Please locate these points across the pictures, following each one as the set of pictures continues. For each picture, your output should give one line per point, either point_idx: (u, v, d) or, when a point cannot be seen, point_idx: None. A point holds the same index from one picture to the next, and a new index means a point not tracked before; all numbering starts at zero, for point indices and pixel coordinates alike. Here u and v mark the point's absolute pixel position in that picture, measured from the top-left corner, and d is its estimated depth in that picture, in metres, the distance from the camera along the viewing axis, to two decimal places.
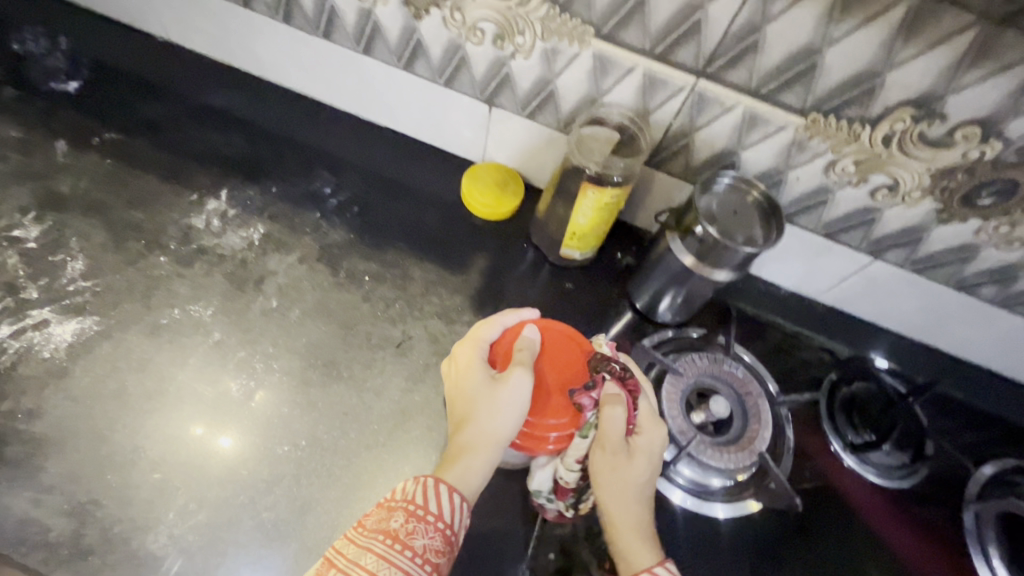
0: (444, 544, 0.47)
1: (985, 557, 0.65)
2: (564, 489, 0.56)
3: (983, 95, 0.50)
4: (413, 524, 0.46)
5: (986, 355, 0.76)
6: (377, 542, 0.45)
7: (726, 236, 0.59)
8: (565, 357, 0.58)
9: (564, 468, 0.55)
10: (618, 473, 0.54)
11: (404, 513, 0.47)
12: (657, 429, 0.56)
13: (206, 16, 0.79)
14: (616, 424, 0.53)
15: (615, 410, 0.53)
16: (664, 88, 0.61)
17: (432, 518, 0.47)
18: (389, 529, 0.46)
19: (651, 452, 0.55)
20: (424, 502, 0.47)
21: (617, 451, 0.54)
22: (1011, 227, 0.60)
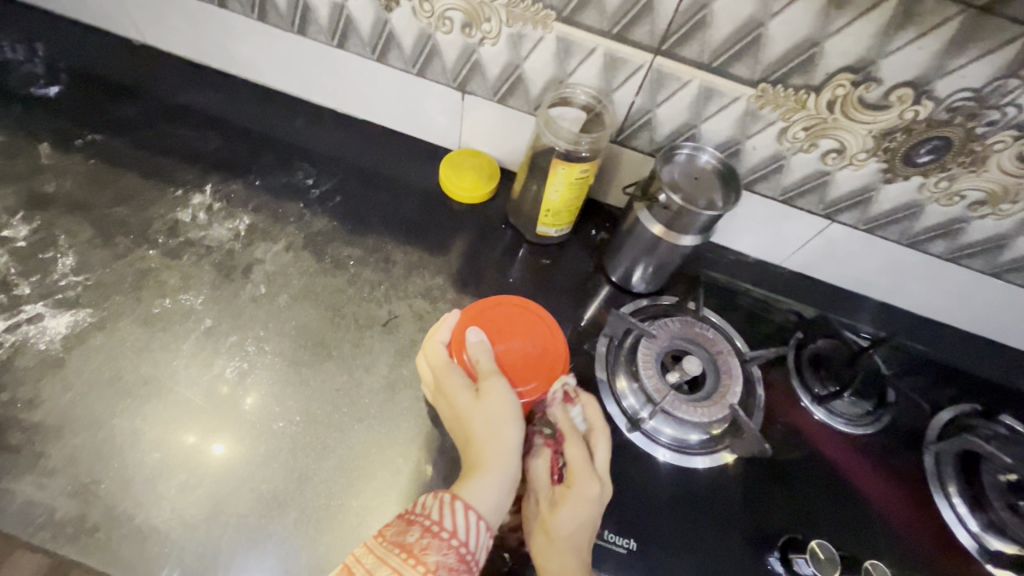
0: (458, 561, 0.47)
1: (946, 497, 0.69)
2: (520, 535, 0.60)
3: (912, 57, 0.55)
4: (428, 539, 0.47)
5: (940, 309, 0.81)
6: (392, 554, 0.46)
7: (689, 202, 0.63)
8: (527, 340, 0.62)
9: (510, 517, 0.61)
10: (543, 521, 0.56)
11: (420, 528, 0.48)
12: (586, 484, 0.54)
13: (182, 17, 0.81)
14: (540, 472, 0.59)
15: (534, 461, 0.60)
16: (625, 67, 0.65)
17: (445, 534, 0.48)
18: (405, 543, 0.47)
19: (575, 507, 0.53)
20: (439, 518, 0.49)
21: (546, 498, 0.58)
22: (950, 182, 0.64)
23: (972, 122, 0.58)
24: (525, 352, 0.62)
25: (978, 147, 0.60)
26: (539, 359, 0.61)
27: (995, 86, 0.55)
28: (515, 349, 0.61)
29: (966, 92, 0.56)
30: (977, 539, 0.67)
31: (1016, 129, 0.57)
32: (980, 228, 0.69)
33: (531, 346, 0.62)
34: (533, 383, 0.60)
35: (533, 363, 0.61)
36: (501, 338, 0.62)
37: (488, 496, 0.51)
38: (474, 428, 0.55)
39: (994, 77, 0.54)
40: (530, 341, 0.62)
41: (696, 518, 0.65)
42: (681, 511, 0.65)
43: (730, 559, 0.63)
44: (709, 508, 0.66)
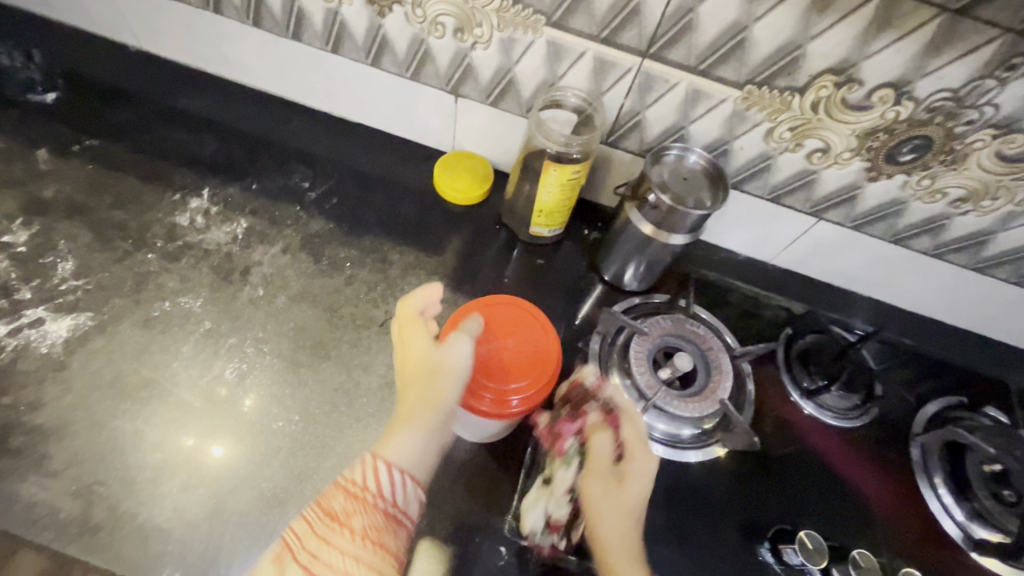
0: (385, 519, 0.47)
1: (932, 488, 0.71)
2: (558, 524, 0.58)
3: (892, 59, 0.56)
4: (353, 504, 0.47)
5: (926, 304, 0.83)
6: (320, 522, 0.46)
7: (678, 201, 0.64)
8: (524, 338, 0.63)
9: (553, 504, 0.58)
10: (610, 499, 0.56)
11: (345, 494, 0.48)
12: (648, 458, 0.58)
13: (177, 23, 0.82)
14: (602, 452, 0.57)
15: (596, 437, 0.58)
16: (614, 70, 0.67)
17: (370, 496, 0.48)
18: (331, 509, 0.47)
19: (645, 481, 0.57)
20: (362, 481, 0.48)
21: (605, 476, 0.57)
22: (932, 180, 0.66)
23: (951, 121, 0.60)
24: (519, 348, 0.62)
25: (958, 145, 0.62)
26: (534, 358, 0.61)
27: (973, 87, 0.56)
28: (511, 343, 0.62)
29: (945, 93, 0.57)
30: (963, 528, 0.68)
31: (994, 127, 0.59)
32: (962, 225, 0.70)
33: (527, 344, 0.62)
34: (525, 378, 0.60)
35: (527, 360, 0.61)
36: (495, 330, 0.63)
37: (411, 453, 0.51)
38: (414, 377, 0.55)
39: (972, 78, 0.56)
40: (525, 338, 0.63)
41: (688, 510, 0.66)
42: (673, 504, 0.66)
43: (722, 550, 0.65)
44: (700, 501, 0.67)
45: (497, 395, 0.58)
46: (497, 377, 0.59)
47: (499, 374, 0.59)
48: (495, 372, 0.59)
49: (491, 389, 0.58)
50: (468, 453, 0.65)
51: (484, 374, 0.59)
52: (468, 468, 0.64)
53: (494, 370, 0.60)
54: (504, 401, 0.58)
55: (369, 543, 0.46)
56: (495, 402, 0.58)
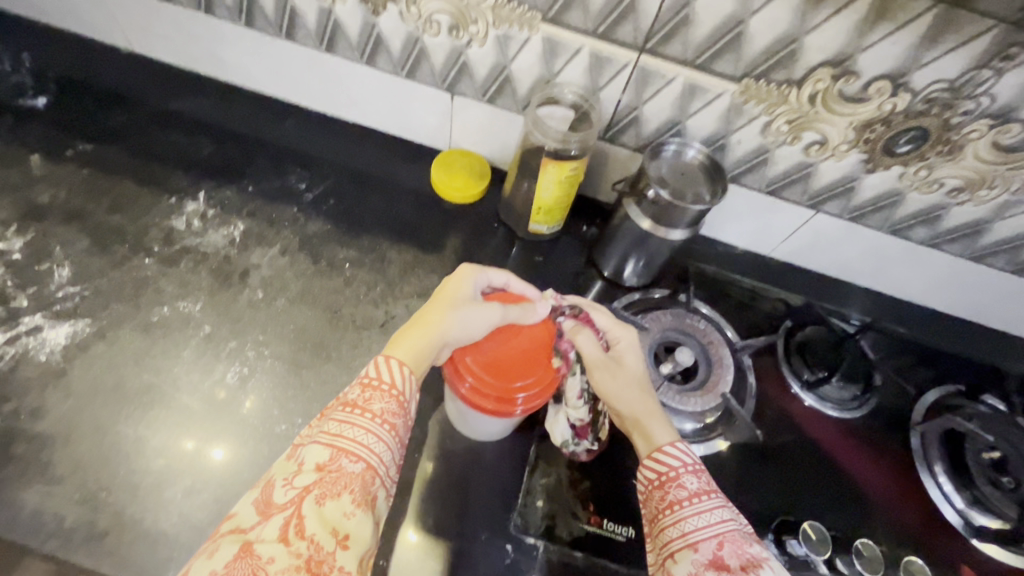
0: (400, 407, 0.49)
1: (932, 476, 0.71)
2: (583, 428, 0.63)
3: (888, 51, 0.56)
4: (370, 393, 0.48)
5: (923, 294, 0.83)
6: (337, 411, 0.47)
7: (677, 197, 0.64)
8: (538, 335, 0.62)
9: (574, 410, 0.62)
10: (615, 377, 0.60)
11: (360, 386, 0.49)
12: (631, 333, 0.63)
13: (169, 24, 0.81)
14: (589, 345, 0.62)
15: (582, 335, 0.62)
16: (610, 66, 0.67)
17: (386, 386, 0.49)
18: (348, 399, 0.48)
19: (638, 354, 0.62)
20: (378, 374, 0.50)
21: (604, 363, 0.61)
22: (929, 170, 0.66)
23: (948, 112, 0.60)
24: (531, 347, 0.61)
25: (954, 136, 0.62)
26: (544, 358, 0.61)
27: (969, 77, 0.56)
28: (525, 339, 0.61)
29: (941, 84, 0.57)
30: (963, 515, 0.69)
31: (991, 117, 0.59)
32: (959, 215, 0.70)
33: (540, 342, 0.61)
34: (532, 379, 0.59)
35: (535, 361, 0.60)
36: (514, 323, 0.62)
37: (417, 358, 0.53)
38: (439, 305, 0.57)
39: (968, 69, 0.56)
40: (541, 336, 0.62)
41: None
42: None
43: None
44: None
45: (500, 394, 0.58)
46: (504, 375, 0.59)
47: (507, 372, 0.59)
48: (502, 369, 0.59)
49: (497, 387, 0.58)
50: (471, 452, 0.65)
51: (492, 370, 0.59)
52: (471, 468, 0.64)
53: (502, 368, 0.59)
54: (505, 402, 0.58)
55: (388, 426, 0.47)
56: (498, 400, 0.58)
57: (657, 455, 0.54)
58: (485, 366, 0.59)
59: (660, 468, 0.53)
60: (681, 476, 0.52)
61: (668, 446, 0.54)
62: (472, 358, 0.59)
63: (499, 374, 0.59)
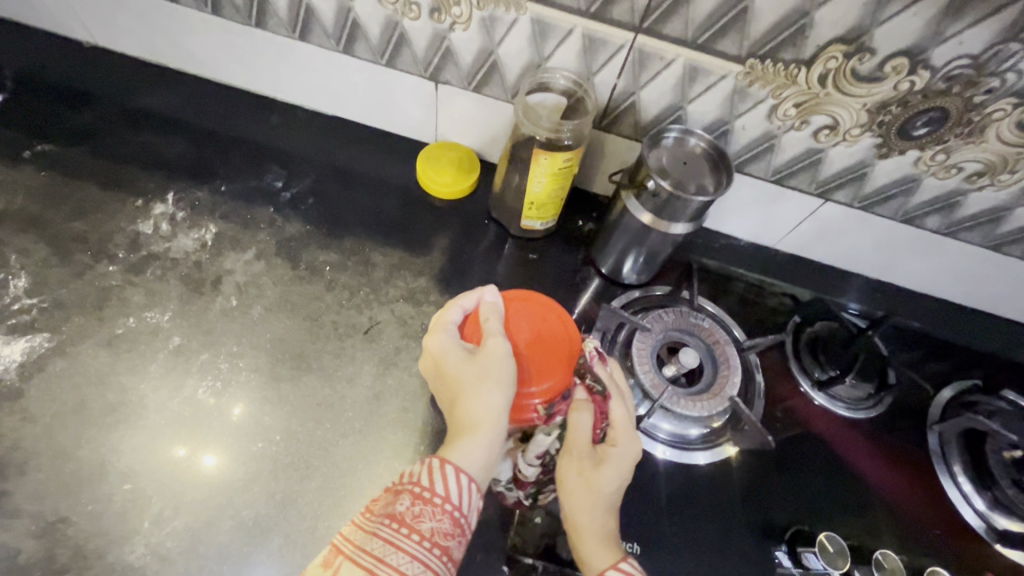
0: (453, 526, 0.44)
1: (951, 476, 0.68)
2: (524, 481, 0.56)
3: (906, 24, 0.52)
4: (420, 507, 0.44)
5: (937, 285, 0.79)
6: (383, 525, 0.43)
7: (679, 187, 0.60)
8: (530, 316, 0.57)
9: (524, 463, 0.54)
10: (582, 480, 0.53)
11: (411, 496, 0.44)
12: (628, 443, 0.54)
13: (130, 14, 0.75)
14: (582, 430, 0.54)
15: (580, 416, 0.54)
16: (605, 48, 0.62)
17: (438, 501, 0.44)
18: (395, 513, 0.43)
19: (622, 469, 0.53)
20: (430, 484, 0.44)
21: (582, 457, 0.54)
22: (947, 155, 0.62)
23: (970, 90, 0.55)
24: (531, 329, 0.56)
25: (976, 116, 0.57)
26: (551, 330, 0.56)
27: (994, 52, 0.52)
28: (522, 328, 0.56)
29: (963, 60, 0.53)
30: (983, 517, 0.65)
31: (1016, 96, 0.55)
32: (977, 201, 0.66)
33: (539, 320, 0.57)
34: (554, 365, 0.54)
35: (546, 337, 0.56)
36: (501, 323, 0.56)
37: (478, 456, 0.46)
38: (457, 385, 0.51)
39: (993, 42, 0.51)
40: (535, 315, 0.57)
41: (698, 513, 0.63)
42: (681, 509, 0.63)
43: (738, 556, 0.61)
44: (709, 502, 0.64)
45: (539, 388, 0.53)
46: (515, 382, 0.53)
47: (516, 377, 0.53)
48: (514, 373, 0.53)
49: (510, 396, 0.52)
50: None
51: None
52: None
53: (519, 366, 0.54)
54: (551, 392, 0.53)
55: (438, 549, 0.43)
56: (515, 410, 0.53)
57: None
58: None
59: None
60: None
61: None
62: None
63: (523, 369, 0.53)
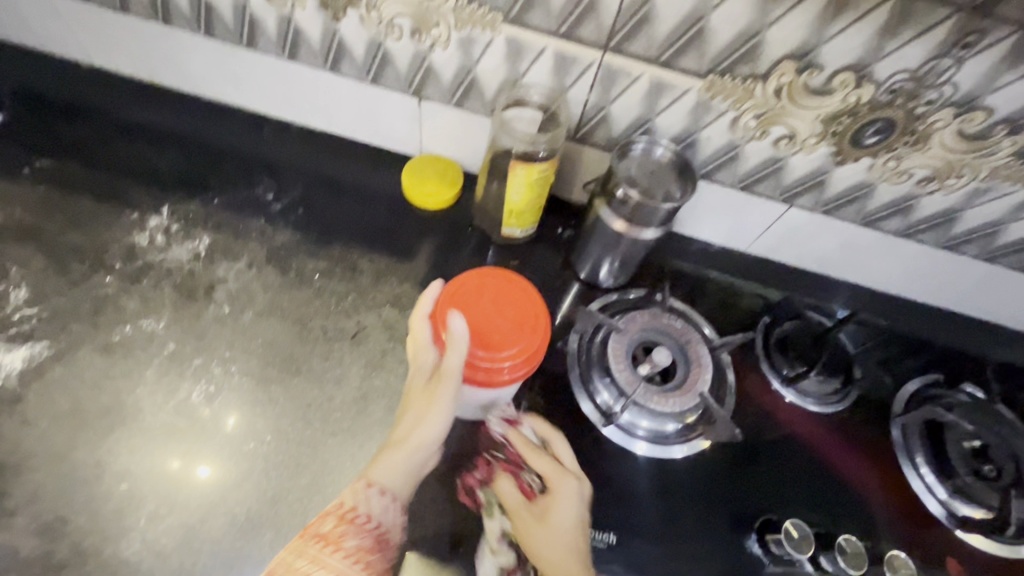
0: (374, 542, 0.53)
1: (914, 467, 0.71)
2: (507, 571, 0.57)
3: (849, 42, 0.56)
4: (344, 527, 0.53)
5: (900, 284, 0.83)
6: (310, 545, 0.52)
7: (648, 196, 0.63)
8: (492, 291, 0.61)
9: (491, 555, 0.58)
10: (542, 530, 0.57)
11: (336, 518, 0.53)
12: (562, 482, 0.59)
13: (126, 35, 0.79)
14: (512, 492, 0.60)
15: (505, 480, 0.60)
16: (576, 65, 0.66)
17: (361, 520, 0.53)
18: (322, 532, 0.52)
19: (572, 498, 0.59)
20: (353, 506, 0.54)
21: (534, 514, 0.58)
22: (898, 161, 0.66)
23: (912, 102, 0.60)
24: (496, 301, 0.60)
25: (920, 126, 0.62)
26: (514, 295, 0.61)
27: (931, 66, 0.56)
28: (487, 304, 0.60)
29: (904, 74, 0.57)
30: (946, 506, 0.68)
31: (954, 106, 0.59)
32: (930, 204, 0.70)
33: (501, 292, 0.61)
34: (522, 324, 0.59)
35: (516, 303, 0.61)
36: (466, 309, 0.59)
37: (394, 477, 0.56)
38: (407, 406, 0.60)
39: (930, 57, 0.55)
40: (496, 290, 0.61)
41: (672, 505, 0.66)
42: (656, 501, 0.66)
43: (712, 545, 0.64)
44: (683, 495, 0.66)
45: (528, 338, 0.59)
46: (488, 348, 0.57)
47: (487, 345, 0.57)
48: (487, 341, 0.58)
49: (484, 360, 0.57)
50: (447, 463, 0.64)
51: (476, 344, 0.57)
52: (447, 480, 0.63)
53: (503, 330, 0.58)
54: (541, 336, 0.59)
55: (360, 563, 0.52)
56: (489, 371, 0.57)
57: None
58: (492, 346, 0.57)
59: None
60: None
61: None
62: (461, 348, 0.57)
63: (506, 331, 0.58)
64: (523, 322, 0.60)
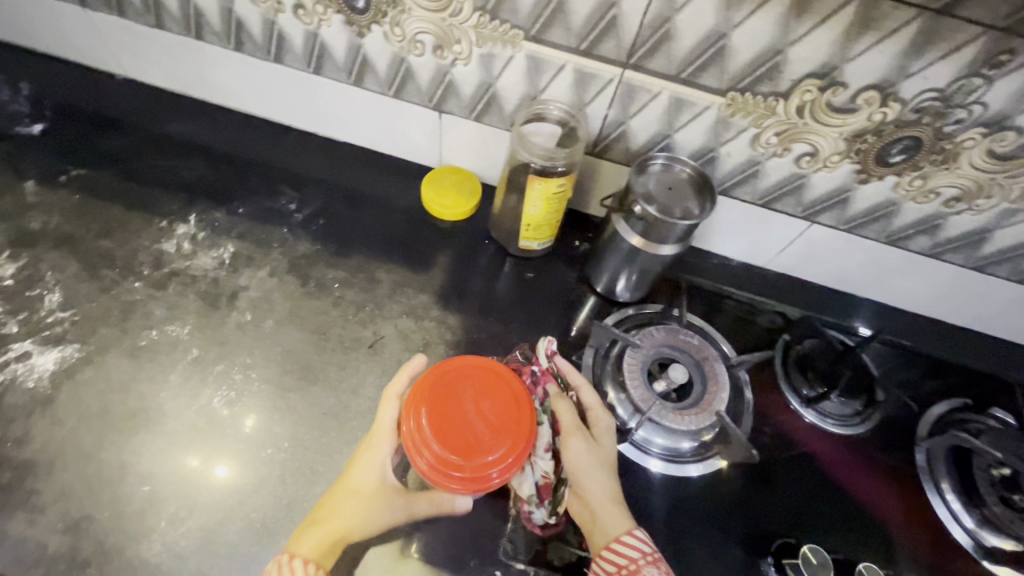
0: None
1: (940, 494, 0.69)
2: (545, 486, 0.60)
3: (874, 61, 0.55)
4: None
5: (926, 303, 0.81)
6: None
7: (665, 213, 0.63)
8: (474, 381, 0.59)
9: (541, 461, 0.61)
10: (588, 455, 0.61)
11: None
12: (605, 420, 0.64)
13: (159, 49, 0.82)
14: (565, 413, 0.63)
15: (563, 402, 0.63)
16: (595, 82, 0.66)
17: None
18: None
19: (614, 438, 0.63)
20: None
21: (583, 437, 0.62)
22: (924, 180, 0.65)
23: (940, 120, 0.58)
24: (478, 397, 0.58)
25: (948, 145, 0.60)
26: (499, 392, 0.59)
27: (960, 85, 0.55)
28: (464, 397, 0.58)
29: (931, 93, 0.56)
30: (972, 535, 0.66)
31: (984, 126, 0.58)
32: (958, 224, 0.69)
33: (482, 386, 0.59)
34: (506, 427, 0.57)
35: (500, 399, 0.59)
36: (444, 403, 0.57)
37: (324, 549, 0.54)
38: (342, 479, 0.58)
39: (957, 77, 0.55)
40: (476, 383, 0.60)
41: (686, 525, 0.65)
42: (672, 519, 0.65)
43: (727, 567, 0.63)
44: (699, 515, 0.66)
45: (514, 440, 0.57)
46: (467, 454, 0.55)
47: (466, 450, 0.55)
48: (462, 444, 0.56)
49: (463, 467, 0.55)
50: None
51: (448, 445, 0.55)
52: None
53: (482, 434, 0.56)
54: (527, 438, 0.57)
55: None
56: (468, 478, 0.55)
57: (611, 548, 0.56)
58: (469, 453, 0.55)
59: (619, 561, 0.55)
60: (640, 568, 0.55)
61: (627, 537, 0.56)
62: (432, 442, 0.55)
63: (484, 436, 0.56)
64: (506, 424, 0.57)
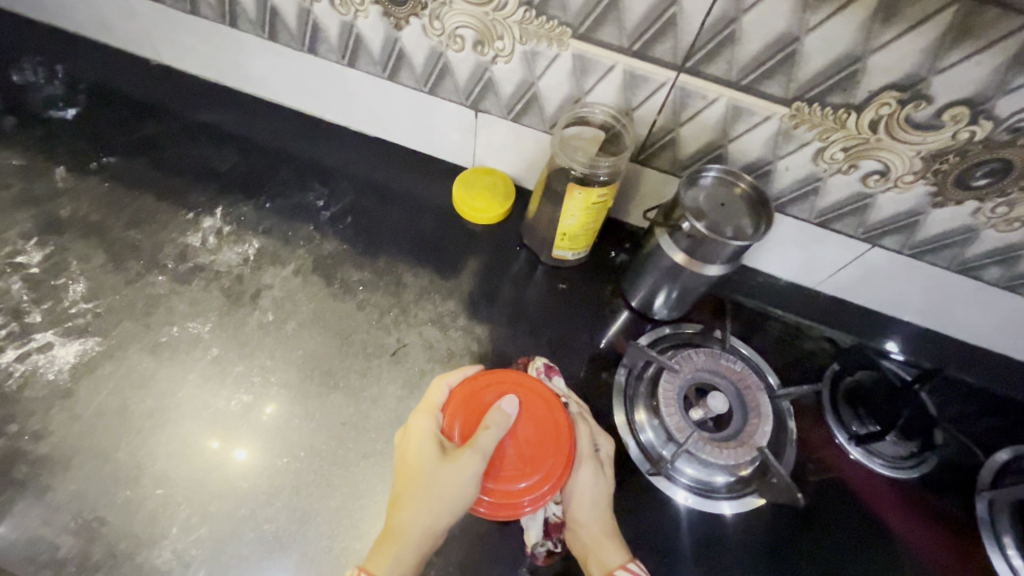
0: None
1: (1001, 550, 0.63)
2: (555, 525, 0.59)
3: (967, 73, 0.49)
4: None
5: (994, 338, 0.74)
6: None
7: (715, 230, 0.58)
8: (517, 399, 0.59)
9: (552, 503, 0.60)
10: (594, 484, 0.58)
11: None
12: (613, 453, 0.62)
13: (194, 34, 0.80)
14: (582, 439, 0.60)
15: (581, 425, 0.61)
16: (645, 85, 0.61)
17: None
18: None
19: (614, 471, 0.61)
20: None
21: (591, 464, 0.59)
22: (1009, 207, 0.58)
23: None
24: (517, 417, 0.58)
25: None
26: (540, 415, 0.58)
27: None
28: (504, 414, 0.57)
29: None
30: None
31: None
32: None
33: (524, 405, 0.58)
34: (541, 453, 0.56)
35: (541, 424, 0.58)
36: (478, 414, 0.57)
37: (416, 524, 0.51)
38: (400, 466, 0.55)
39: None
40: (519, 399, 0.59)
41: (718, 566, 0.60)
42: (703, 559, 0.61)
43: None
44: (732, 556, 0.61)
45: (549, 470, 0.55)
46: (500, 476, 0.54)
47: (499, 472, 0.55)
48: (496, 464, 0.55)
49: (492, 491, 0.54)
50: None
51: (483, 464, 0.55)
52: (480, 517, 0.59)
53: (515, 457, 0.56)
54: (563, 468, 0.56)
55: None
56: (498, 502, 0.54)
57: None
58: (501, 476, 0.54)
59: None
60: None
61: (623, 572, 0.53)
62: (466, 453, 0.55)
63: (516, 461, 0.55)
64: (542, 451, 0.56)
